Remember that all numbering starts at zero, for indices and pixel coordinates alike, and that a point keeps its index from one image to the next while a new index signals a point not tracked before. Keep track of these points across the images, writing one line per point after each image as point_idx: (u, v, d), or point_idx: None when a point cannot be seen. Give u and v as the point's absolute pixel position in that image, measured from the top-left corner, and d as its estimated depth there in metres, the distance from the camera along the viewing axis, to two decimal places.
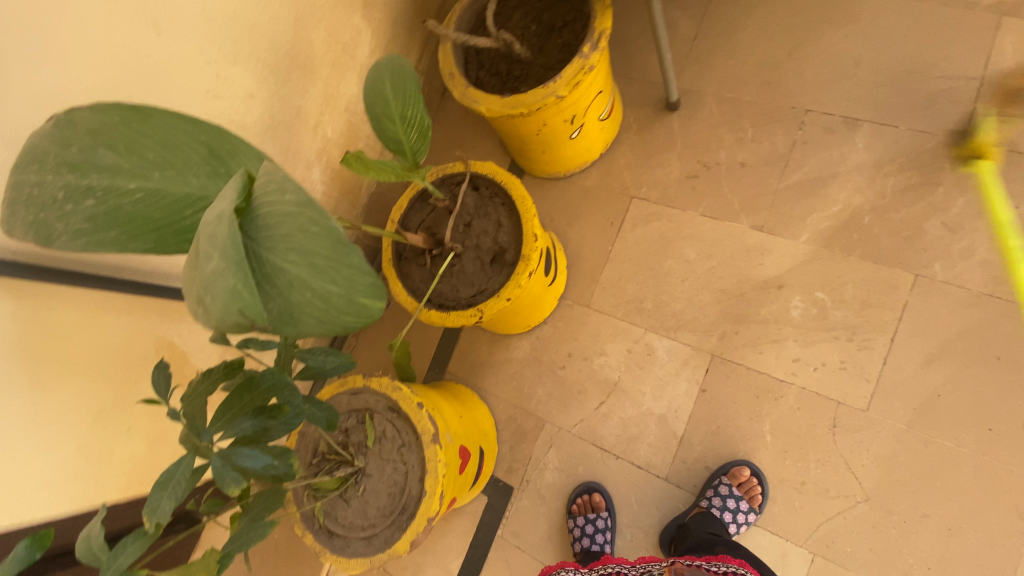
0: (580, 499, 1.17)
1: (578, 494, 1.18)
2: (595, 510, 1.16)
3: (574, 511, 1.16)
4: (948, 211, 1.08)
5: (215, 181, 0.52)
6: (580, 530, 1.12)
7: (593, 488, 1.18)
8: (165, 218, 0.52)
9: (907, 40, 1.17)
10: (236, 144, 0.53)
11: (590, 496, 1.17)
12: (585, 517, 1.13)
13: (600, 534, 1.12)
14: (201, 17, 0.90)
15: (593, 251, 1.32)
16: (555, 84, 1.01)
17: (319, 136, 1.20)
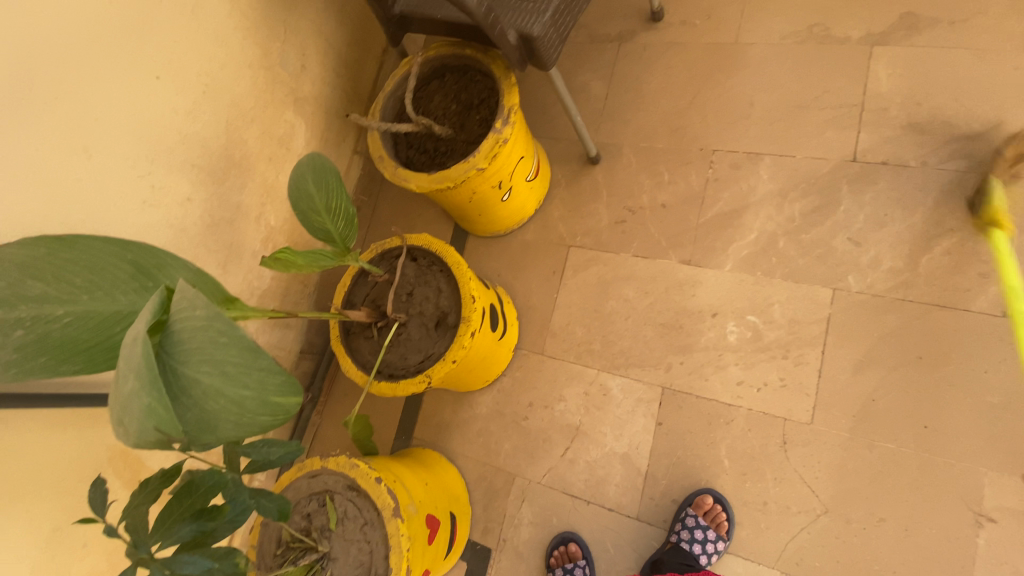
0: (558, 551, 1.18)
1: (555, 546, 1.19)
2: (573, 560, 1.16)
3: (552, 565, 1.16)
4: (852, 227, 1.17)
5: (143, 296, 0.54)
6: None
7: (568, 538, 1.18)
8: (95, 337, 0.53)
9: (793, 76, 1.29)
10: (163, 258, 0.56)
11: (566, 546, 1.18)
12: (563, 569, 1.14)
13: None
14: (133, 136, 0.95)
15: (541, 300, 1.37)
16: (475, 157, 1.09)
17: (262, 226, 1.26)
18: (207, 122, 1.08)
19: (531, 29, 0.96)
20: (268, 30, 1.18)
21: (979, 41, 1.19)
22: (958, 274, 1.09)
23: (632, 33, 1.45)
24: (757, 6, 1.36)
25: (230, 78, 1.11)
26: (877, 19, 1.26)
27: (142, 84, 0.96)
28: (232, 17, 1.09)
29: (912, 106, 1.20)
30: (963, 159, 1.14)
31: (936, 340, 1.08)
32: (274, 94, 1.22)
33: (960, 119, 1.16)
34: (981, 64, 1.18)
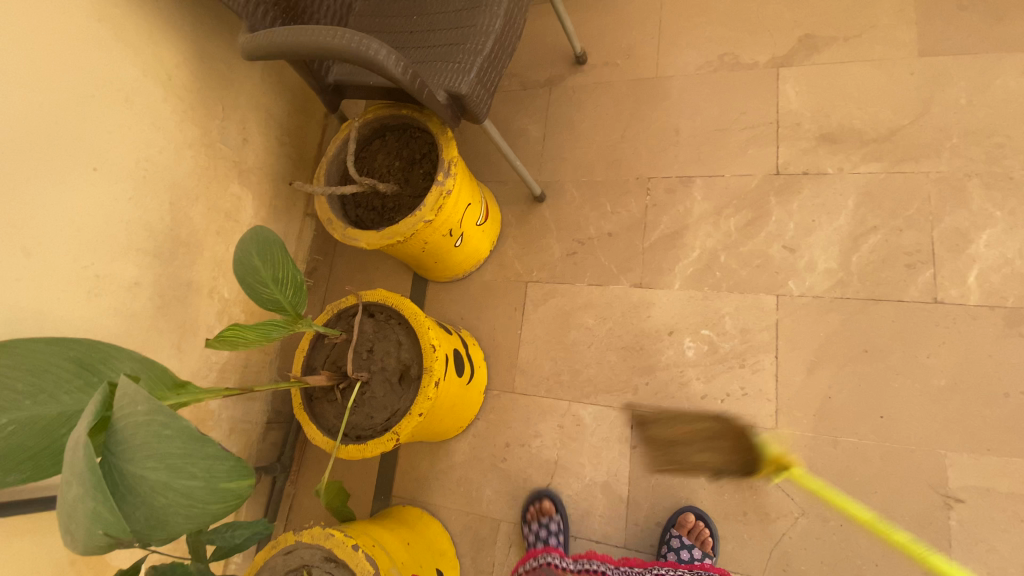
0: (532, 509, 1.21)
1: (531, 502, 1.22)
2: (547, 515, 1.19)
3: (527, 518, 1.19)
4: (785, 235, 1.23)
5: (88, 393, 0.54)
6: (534, 536, 1.16)
7: (546, 495, 1.21)
8: (42, 442, 0.52)
9: (711, 103, 1.38)
10: (108, 351, 0.55)
11: (541, 502, 1.21)
12: (538, 522, 1.17)
13: (554, 537, 1.15)
14: (74, 229, 0.95)
15: (506, 339, 1.39)
16: (421, 211, 1.12)
17: (216, 300, 1.26)
18: (150, 205, 1.09)
19: (460, 87, 1.02)
20: (206, 109, 1.20)
21: (873, 52, 1.28)
22: (887, 268, 1.15)
23: (560, 78, 1.54)
24: (671, 42, 1.46)
25: (170, 160, 1.12)
26: (779, 43, 1.36)
27: (80, 177, 0.95)
28: (168, 101, 1.11)
29: (822, 118, 1.28)
30: (876, 161, 1.21)
31: (877, 333, 1.13)
32: (217, 169, 1.24)
33: (867, 125, 1.24)
34: (878, 73, 1.26)
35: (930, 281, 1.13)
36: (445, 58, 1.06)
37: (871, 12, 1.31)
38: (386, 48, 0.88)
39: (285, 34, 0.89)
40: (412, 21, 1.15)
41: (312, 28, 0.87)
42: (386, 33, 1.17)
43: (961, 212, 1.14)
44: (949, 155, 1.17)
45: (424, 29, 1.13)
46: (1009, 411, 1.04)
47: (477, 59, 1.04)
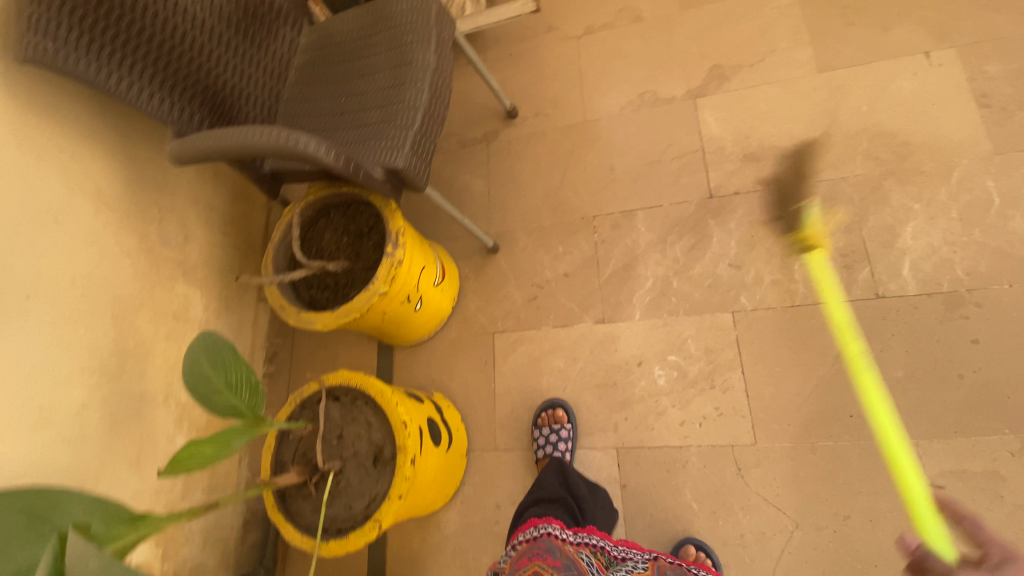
0: (545, 414, 1.27)
1: (544, 409, 1.28)
2: (559, 423, 1.25)
3: (540, 423, 1.26)
4: (729, 253, 1.28)
5: (36, 547, 0.49)
6: (545, 438, 1.21)
7: (558, 404, 1.27)
8: None
9: (639, 139, 1.45)
10: (59, 496, 0.52)
11: (554, 411, 1.27)
12: (551, 427, 1.23)
13: (561, 442, 1.21)
14: (13, 363, 0.90)
15: (480, 395, 1.37)
16: (374, 285, 1.11)
17: (173, 406, 1.20)
18: (91, 322, 1.04)
19: (396, 162, 1.04)
20: (142, 214, 1.18)
21: (778, 74, 1.38)
22: (828, 271, 1.21)
23: (495, 132, 1.59)
24: (593, 86, 1.54)
25: (108, 272, 1.09)
26: (691, 76, 1.45)
27: (14, 309, 0.91)
28: (101, 214, 1.09)
29: (743, 140, 1.35)
30: (798, 173, 1.29)
31: (832, 335, 1.17)
32: (160, 271, 1.21)
33: (784, 141, 1.32)
34: (786, 92, 1.36)
35: (868, 278, 1.19)
36: (378, 136, 1.09)
37: (769, 37, 1.42)
38: (315, 139, 0.89)
39: (212, 138, 0.90)
40: (341, 102, 1.18)
41: (239, 130, 0.88)
42: (318, 117, 1.20)
43: (883, 210, 1.22)
44: (862, 159, 1.26)
45: (354, 110, 1.16)
46: (966, 391, 1.09)
47: (409, 133, 1.07)
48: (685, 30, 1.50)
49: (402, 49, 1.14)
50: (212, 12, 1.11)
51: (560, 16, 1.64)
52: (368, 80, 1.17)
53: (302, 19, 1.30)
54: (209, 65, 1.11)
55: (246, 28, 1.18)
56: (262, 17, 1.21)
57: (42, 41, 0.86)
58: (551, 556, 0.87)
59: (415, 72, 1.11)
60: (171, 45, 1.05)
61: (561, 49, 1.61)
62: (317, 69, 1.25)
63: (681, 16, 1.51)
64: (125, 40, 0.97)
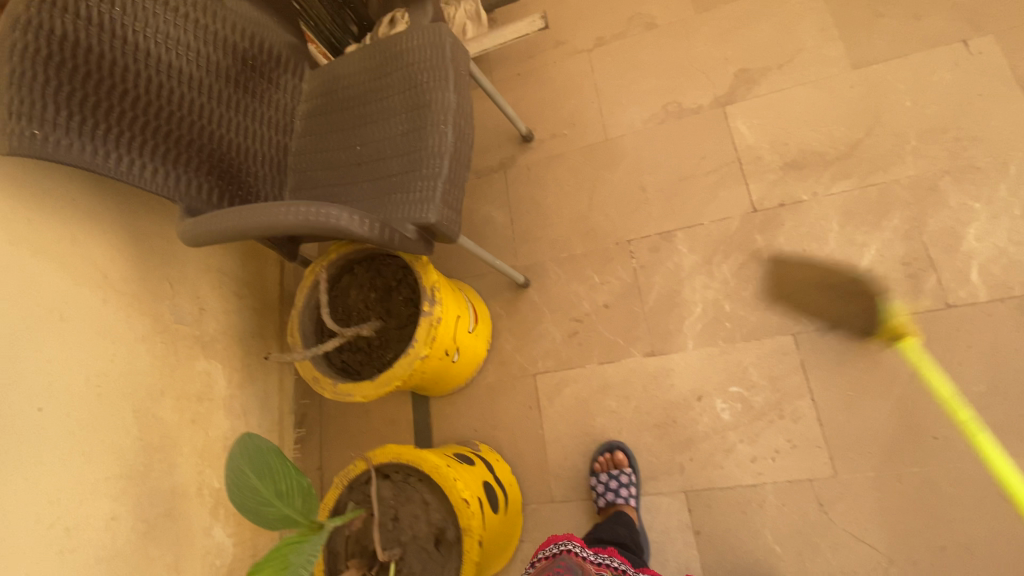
0: (603, 457, 1.19)
1: (600, 453, 1.20)
2: (618, 467, 1.17)
3: (597, 469, 1.18)
4: (782, 270, 1.21)
5: None
6: (605, 485, 1.13)
7: (616, 447, 1.20)
8: None
9: (668, 154, 1.36)
10: None
11: (613, 453, 1.19)
12: (610, 472, 1.15)
13: (624, 488, 1.13)
14: (29, 489, 0.81)
15: (529, 442, 1.29)
16: (414, 348, 1.03)
17: (207, 495, 1.11)
18: (111, 423, 0.95)
19: (427, 217, 0.96)
20: (153, 292, 1.08)
21: (810, 73, 1.30)
22: (891, 282, 1.14)
23: (512, 158, 1.51)
24: (611, 101, 1.46)
25: (123, 364, 0.99)
26: (717, 83, 1.37)
27: (21, 428, 0.81)
28: (109, 303, 0.99)
29: (781, 148, 1.28)
30: (845, 179, 1.21)
31: (904, 352, 1.10)
32: (178, 351, 1.11)
33: (825, 145, 1.25)
34: (821, 93, 1.28)
35: (936, 287, 1.11)
36: (403, 188, 1.01)
37: (795, 35, 1.34)
38: (347, 211, 0.81)
39: (230, 218, 0.82)
40: (356, 152, 1.10)
41: (260, 208, 0.80)
42: (332, 170, 1.11)
43: (943, 212, 1.14)
44: (913, 159, 1.19)
45: (372, 159, 1.07)
46: None
47: (437, 184, 0.99)
48: (703, 33, 1.42)
49: (418, 90, 1.05)
50: (208, 69, 1.02)
51: (566, 29, 1.55)
52: (384, 126, 1.08)
53: (303, 63, 1.20)
54: (211, 127, 1.01)
55: (246, 80, 1.08)
56: (261, 67, 1.10)
57: (28, 127, 0.78)
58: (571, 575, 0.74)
59: (435, 115, 1.03)
60: (168, 111, 0.96)
61: (572, 65, 1.52)
62: (326, 117, 1.15)
63: (698, 19, 1.43)
64: (120, 114, 0.89)
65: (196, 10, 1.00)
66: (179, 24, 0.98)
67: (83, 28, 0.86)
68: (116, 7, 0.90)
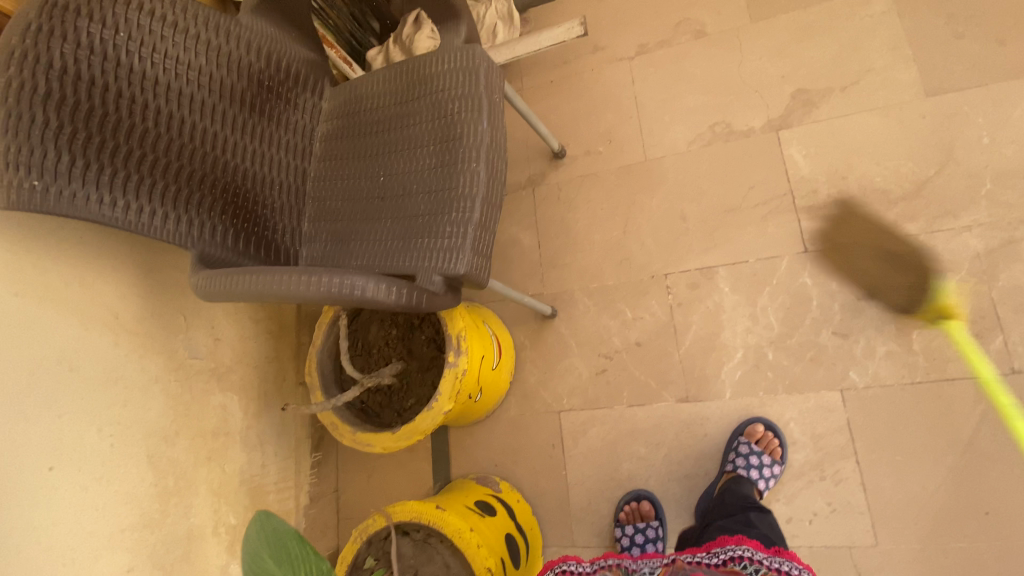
0: (628, 507, 1.15)
1: (625, 502, 1.16)
2: (643, 519, 1.13)
3: (621, 520, 1.14)
4: (832, 319, 1.12)
5: None
6: (630, 539, 1.10)
7: (642, 495, 1.15)
8: None
9: (713, 181, 1.26)
10: None
11: (639, 503, 1.15)
12: (636, 526, 1.11)
13: (651, 543, 1.10)
14: (43, 554, 0.78)
15: (550, 482, 1.24)
16: (438, 402, 0.96)
17: (224, 531, 1.09)
18: (126, 472, 0.92)
19: (457, 268, 0.88)
20: (165, 328, 1.03)
21: (877, 99, 1.18)
22: (953, 341, 1.05)
23: (541, 176, 1.41)
24: (652, 117, 1.34)
25: (138, 408, 0.95)
26: (772, 103, 1.25)
27: (32, 490, 0.78)
28: (120, 345, 0.94)
29: (839, 182, 1.17)
30: (909, 223, 1.11)
31: (962, 418, 1.02)
32: (193, 388, 1.07)
33: (889, 183, 1.14)
34: (888, 122, 1.16)
35: (1002, 349, 1.03)
36: (430, 232, 0.92)
37: (862, 54, 1.21)
38: (373, 280, 0.77)
39: (246, 282, 0.76)
40: (380, 184, 1.01)
41: (281, 276, 0.75)
42: (354, 201, 1.03)
43: (1017, 266, 1.04)
44: (989, 205, 1.07)
45: (397, 194, 0.99)
46: None
47: (467, 230, 0.91)
48: (758, 46, 1.29)
49: (448, 121, 0.96)
50: (220, 93, 0.93)
51: (606, 34, 1.43)
52: (410, 158, 0.99)
53: (324, 79, 1.10)
54: (226, 158, 0.93)
55: (262, 103, 0.99)
56: (279, 87, 1.01)
57: (26, 179, 0.72)
58: None
59: (466, 150, 0.94)
60: (179, 144, 0.88)
61: (611, 74, 1.40)
62: (348, 140, 1.06)
63: (754, 30, 1.30)
64: (128, 152, 0.82)
65: (207, 30, 0.91)
66: (189, 46, 0.89)
67: (85, 58, 0.78)
68: (120, 32, 0.82)
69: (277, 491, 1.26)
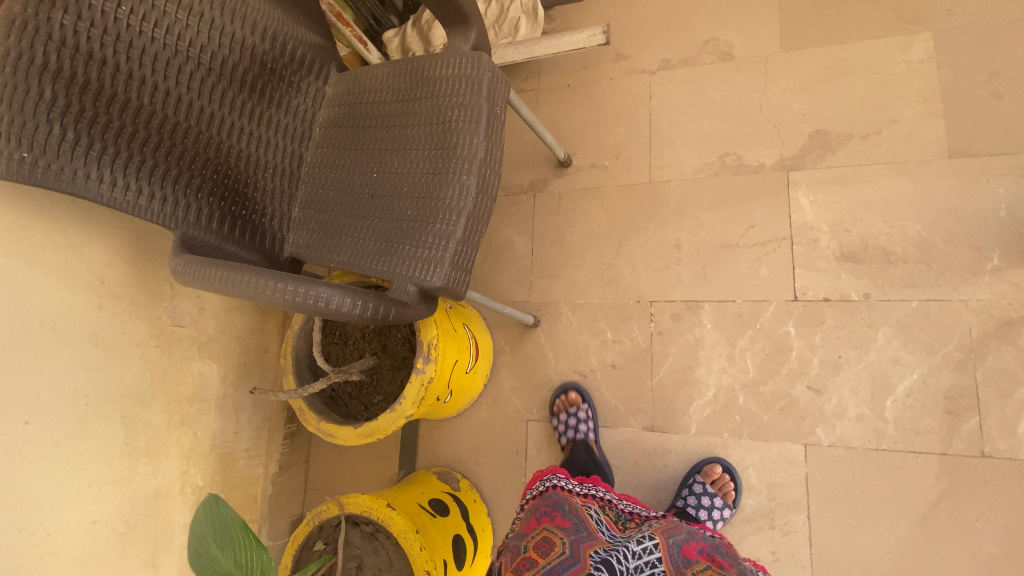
0: (559, 399, 1.23)
1: (557, 395, 1.24)
2: (574, 405, 1.21)
3: (556, 411, 1.22)
4: (809, 373, 1.11)
5: None
6: (564, 426, 1.19)
7: (570, 387, 1.23)
8: None
9: (715, 213, 1.23)
10: None
11: (568, 394, 1.23)
12: (567, 413, 1.19)
13: (583, 424, 1.19)
14: (14, 502, 0.82)
15: (509, 486, 1.27)
16: (401, 406, 0.99)
17: (190, 492, 1.14)
18: (100, 429, 0.96)
19: (432, 281, 0.88)
20: (151, 295, 1.06)
21: (896, 153, 1.14)
22: (926, 415, 1.04)
23: (544, 182, 1.39)
24: (664, 137, 1.30)
25: (117, 371, 0.99)
26: (788, 142, 1.21)
27: (9, 443, 0.82)
28: (104, 308, 0.97)
29: (842, 234, 1.14)
30: (905, 287, 1.08)
31: (919, 491, 1.02)
32: (173, 354, 1.10)
33: (894, 243, 1.11)
34: (903, 179, 1.12)
35: (974, 431, 1.01)
36: (413, 239, 0.92)
37: (889, 103, 1.16)
38: (339, 292, 0.78)
39: (218, 278, 0.78)
40: (371, 180, 0.99)
41: (252, 277, 0.77)
42: (343, 193, 1.01)
43: (1006, 349, 1.02)
44: (990, 281, 1.05)
45: (386, 193, 0.97)
46: None
47: (448, 244, 0.89)
48: (783, 78, 1.24)
49: (445, 127, 0.94)
50: (220, 73, 0.92)
51: (630, 43, 1.38)
52: (404, 159, 0.97)
53: (330, 64, 1.08)
54: (220, 138, 0.93)
55: (264, 86, 0.98)
56: (282, 70, 1.00)
57: (17, 151, 0.74)
58: (559, 514, 0.84)
59: (458, 161, 0.92)
60: (174, 123, 0.88)
61: (630, 86, 1.36)
62: (346, 130, 1.04)
63: (781, 60, 1.25)
64: (120, 129, 0.83)
65: (212, 9, 0.90)
66: (191, 24, 0.88)
67: (84, 30, 0.79)
68: (122, 7, 0.82)
69: (248, 458, 1.31)
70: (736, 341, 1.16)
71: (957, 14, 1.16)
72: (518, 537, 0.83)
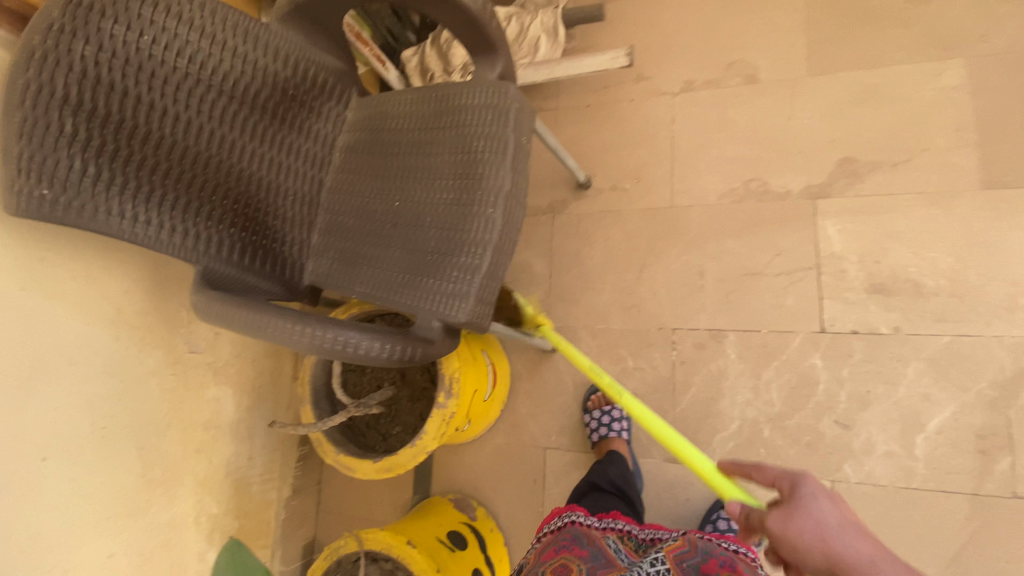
0: (595, 396, 1.23)
1: (592, 392, 1.24)
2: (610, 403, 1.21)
3: (590, 407, 1.22)
4: (836, 408, 1.09)
5: None
6: (597, 421, 1.18)
7: None
8: None
9: (739, 240, 1.21)
10: None
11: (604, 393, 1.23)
12: (602, 410, 1.19)
13: (617, 423, 1.17)
14: (31, 541, 0.81)
15: (527, 515, 1.25)
16: (422, 440, 0.97)
17: (205, 520, 1.12)
18: (117, 461, 0.94)
19: (457, 316, 0.86)
20: (168, 323, 1.04)
21: (927, 182, 1.12)
22: (958, 454, 1.01)
23: (563, 204, 1.37)
24: (687, 161, 1.28)
25: (133, 401, 0.97)
26: (815, 169, 1.19)
27: (27, 481, 0.80)
28: (121, 338, 0.96)
29: (870, 265, 1.12)
30: (936, 322, 1.06)
31: (951, 532, 0.99)
32: (188, 381, 1.09)
33: (924, 275, 1.08)
34: (933, 210, 1.10)
35: (1008, 471, 0.99)
36: (437, 272, 0.90)
37: (920, 131, 1.14)
38: (367, 336, 0.76)
39: (241, 318, 0.76)
40: (393, 209, 0.97)
41: (276, 318, 0.75)
42: (364, 221, 0.99)
43: None
44: None
45: (409, 223, 0.95)
46: None
47: (474, 278, 0.87)
48: (810, 103, 1.22)
49: (471, 157, 0.92)
50: (241, 101, 0.90)
51: (652, 63, 1.36)
52: (427, 188, 0.95)
53: (352, 88, 1.06)
54: (241, 167, 0.91)
55: (285, 112, 0.96)
56: (303, 96, 0.98)
57: (37, 188, 0.73)
58: (577, 546, 0.80)
59: (484, 193, 0.90)
60: (194, 153, 0.87)
61: (652, 107, 1.34)
62: (367, 155, 1.02)
63: (808, 85, 1.23)
64: (140, 162, 0.81)
65: (234, 35, 0.88)
66: (213, 51, 0.86)
67: (106, 61, 0.77)
68: (145, 36, 0.80)
69: (261, 482, 1.29)
70: (761, 372, 1.14)
71: (992, 39, 1.14)
72: (536, 565, 0.80)
